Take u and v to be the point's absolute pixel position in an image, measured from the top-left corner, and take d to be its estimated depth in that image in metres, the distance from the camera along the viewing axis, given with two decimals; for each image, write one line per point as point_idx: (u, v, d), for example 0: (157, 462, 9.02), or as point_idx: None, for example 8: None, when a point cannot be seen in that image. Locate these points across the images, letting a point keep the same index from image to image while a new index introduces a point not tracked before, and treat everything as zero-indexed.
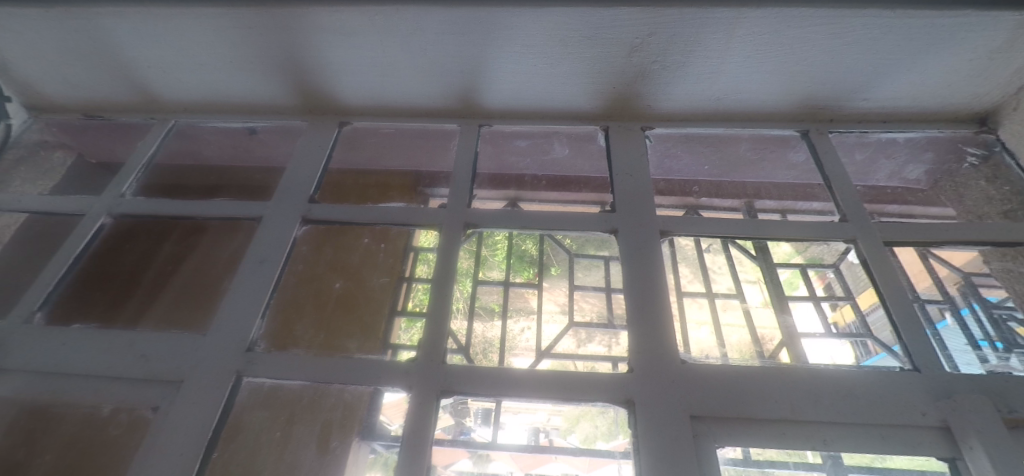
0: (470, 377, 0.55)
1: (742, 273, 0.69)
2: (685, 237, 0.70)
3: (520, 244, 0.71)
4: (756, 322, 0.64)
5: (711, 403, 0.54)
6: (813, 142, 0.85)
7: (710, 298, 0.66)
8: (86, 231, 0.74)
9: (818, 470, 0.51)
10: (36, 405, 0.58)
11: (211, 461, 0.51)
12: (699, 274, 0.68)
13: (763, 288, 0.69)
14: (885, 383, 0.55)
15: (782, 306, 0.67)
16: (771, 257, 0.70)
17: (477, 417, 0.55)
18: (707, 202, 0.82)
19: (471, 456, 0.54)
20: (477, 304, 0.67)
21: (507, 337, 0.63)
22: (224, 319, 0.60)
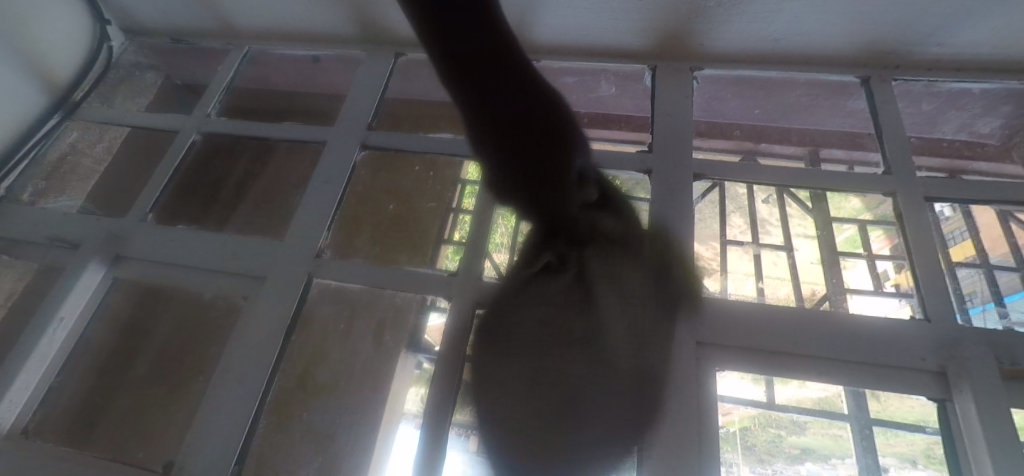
0: (511, 297, 0.63)
1: (800, 226, 0.69)
2: (741, 184, 0.72)
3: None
4: (804, 276, 0.65)
5: (718, 332, 0.59)
6: (873, 89, 0.82)
7: (756, 250, 0.68)
8: (181, 146, 0.85)
9: (842, 420, 0.55)
10: (153, 287, 0.71)
11: (289, 343, 0.62)
12: (752, 225, 0.70)
13: (821, 244, 0.68)
14: (890, 327, 0.58)
15: (835, 265, 0.66)
16: (827, 210, 0.70)
17: None
18: (767, 148, 0.80)
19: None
20: (523, 240, 0.68)
21: (548, 274, 0.63)
22: (296, 229, 0.71)
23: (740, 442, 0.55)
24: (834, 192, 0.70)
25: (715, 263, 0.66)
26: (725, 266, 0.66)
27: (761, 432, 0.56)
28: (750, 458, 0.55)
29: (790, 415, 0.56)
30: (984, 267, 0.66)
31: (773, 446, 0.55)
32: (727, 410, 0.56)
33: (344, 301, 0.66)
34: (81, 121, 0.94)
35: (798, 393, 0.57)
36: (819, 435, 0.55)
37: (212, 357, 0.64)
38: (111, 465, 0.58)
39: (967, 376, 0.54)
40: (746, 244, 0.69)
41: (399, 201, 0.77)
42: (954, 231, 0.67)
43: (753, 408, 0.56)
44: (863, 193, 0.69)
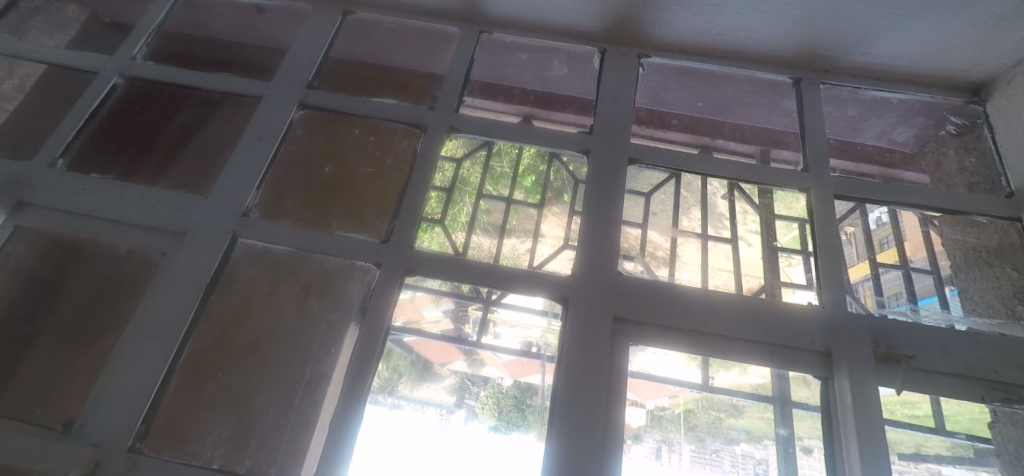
0: (469, 273, 0.64)
1: (745, 222, 0.74)
2: (694, 175, 0.75)
3: (537, 166, 0.75)
4: (744, 269, 0.70)
5: (633, 308, 0.63)
6: (802, 91, 0.86)
7: (702, 240, 0.72)
8: (100, 89, 0.79)
9: (769, 402, 0.60)
10: (60, 238, 0.67)
11: (207, 303, 0.62)
12: (704, 216, 0.74)
13: (759, 232, 0.73)
14: (786, 310, 0.63)
15: (770, 261, 0.70)
16: (772, 207, 0.74)
17: (475, 326, 0.62)
18: (722, 145, 0.86)
19: (467, 360, 0.62)
20: (486, 218, 0.71)
21: (500, 249, 0.68)
22: (223, 186, 0.68)
23: (684, 425, 0.60)
24: (782, 191, 0.74)
25: (664, 254, 0.70)
26: (674, 253, 0.70)
27: (703, 413, 0.60)
28: (692, 439, 0.59)
29: (731, 399, 0.61)
30: (905, 269, 0.75)
31: (712, 427, 0.60)
32: (675, 394, 0.60)
33: (270, 264, 0.65)
34: None
35: (739, 378, 0.62)
36: (755, 418, 0.60)
37: (124, 314, 0.61)
38: (5, 422, 0.55)
39: (846, 357, 0.60)
40: (696, 234, 0.73)
41: (335, 163, 0.73)
42: (883, 240, 0.74)
43: (699, 393, 0.61)
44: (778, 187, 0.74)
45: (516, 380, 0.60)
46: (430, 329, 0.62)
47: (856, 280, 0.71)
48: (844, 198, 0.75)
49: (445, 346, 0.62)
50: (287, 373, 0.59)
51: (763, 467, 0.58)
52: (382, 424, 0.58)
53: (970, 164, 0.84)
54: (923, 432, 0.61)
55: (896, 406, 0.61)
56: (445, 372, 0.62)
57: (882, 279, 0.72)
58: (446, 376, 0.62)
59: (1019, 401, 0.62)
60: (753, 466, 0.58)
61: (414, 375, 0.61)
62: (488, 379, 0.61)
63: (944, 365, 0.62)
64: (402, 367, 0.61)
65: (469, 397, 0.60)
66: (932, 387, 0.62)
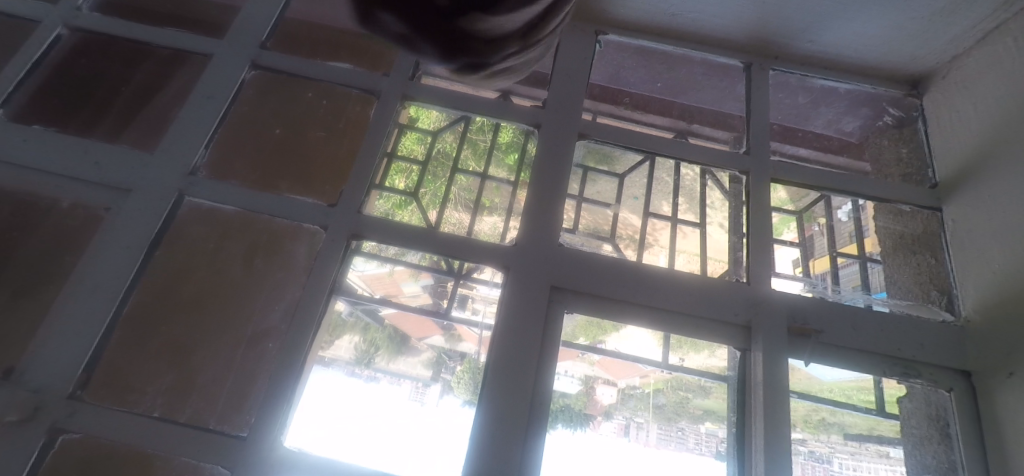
0: (445, 245, 0.66)
1: (711, 209, 0.76)
2: (666, 159, 0.78)
3: (521, 143, 0.76)
4: (711, 252, 0.72)
5: (569, 276, 0.66)
6: (751, 75, 0.90)
7: (675, 224, 0.74)
8: (43, 38, 0.77)
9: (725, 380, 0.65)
10: (1, 190, 0.66)
11: (151, 259, 0.63)
12: (676, 196, 0.76)
13: (730, 220, 0.75)
14: (713, 284, 0.68)
15: (736, 243, 0.73)
16: (740, 192, 0.77)
17: (454, 301, 0.64)
18: (698, 129, 0.86)
19: (444, 334, 0.63)
20: (453, 189, 0.72)
21: (476, 225, 0.69)
22: (171, 143, 0.68)
23: (652, 401, 0.63)
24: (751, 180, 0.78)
25: (639, 236, 0.73)
26: (647, 237, 0.73)
27: (671, 393, 0.64)
28: (659, 416, 0.62)
29: (698, 381, 0.64)
30: (863, 261, 0.78)
31: (679, 407, 0.63)
32: (645, 374, 0.64)
33: (217, 223, 0.65)
34: None
35: (707, 361, 0.66)
36: (720, 399, 0.64)
37: (66, 267, 0.61)
38: None
39: (763, 330, 0.65)
40: (669, 218, 0.75)
41: (286, 125, 0.73)
42: (849, 233, 0.79)
43: (667, 373, 0.64)
44: (725, 170, 0.78)
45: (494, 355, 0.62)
46: (408, 303, 0.64)
47: (819, 272, 0.75)
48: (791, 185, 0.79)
49: (423, 319, 0.64)
50: (229, 329, 0.60)
51: (724, 444, 0.62)
52: (331, 385, 0.60)
53: (906, 154, 0.89)
54: (873, 416, 0.67)
55: (853, 391, 0.67)
56: (422, 346, 0.63)
57: (841, 273, 0.76)
58: (423, 350, 0.63)
59: (917, 376, 0.68)
60: (716, 444, 0.62)
61: (392, 348, 0.63)
62: (464, 355, 0.62)
63: (851, 340, 0.68)
64: (378, 341, 0.63)
65: (445, 372, 0.61)
66: (845, 360, 0.68)
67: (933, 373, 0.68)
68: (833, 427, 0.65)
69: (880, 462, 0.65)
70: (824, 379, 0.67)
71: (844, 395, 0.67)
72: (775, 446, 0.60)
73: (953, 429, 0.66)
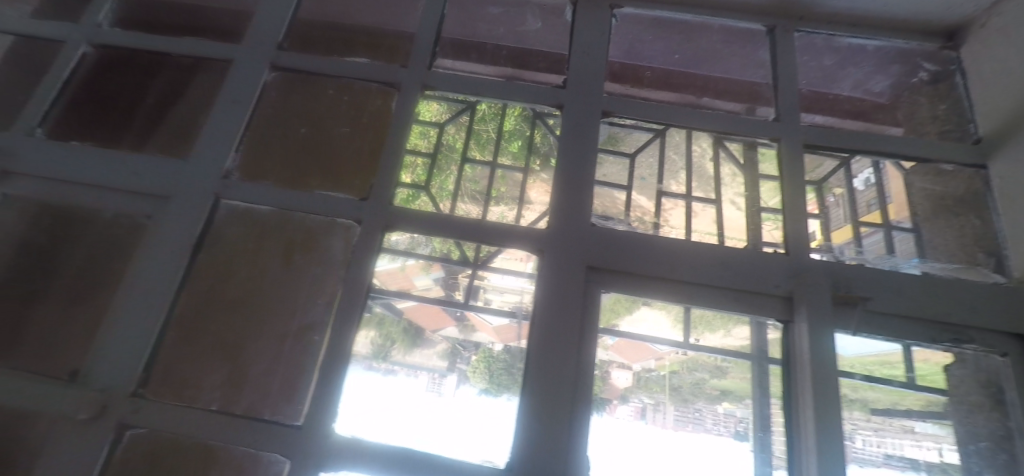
0: (458, 228, 0.67)
1: (725, 182, 0.75)
2: (691, 132, 0.77)
3: (525, 130, 0.75)
4: (727, 228, 0.71)
5: (604, 255, 0.66)
6: (776, 40, 0.87)
7: (688, 202, 0.73)
8: (71, 56, 0.79)
9: (747, 358, 0.64)
10: (47, 203, 0.69)
11: (196, 261, 0.64)
12: (686, 175, 0.75)
13: (743, 197, 0.73)
14: (749, 257, 0.67)
15: (753, 218, 0.72)
16: (756, 169, 0.75)
17: (465, 292, 0.65)
18: (707, 102, 0.83)
19: (458, 325, 0.64)
20: (466, 180, 0.72)
21: (485, 217, 0.69)
22: (203, 149, 0.69)
23: (668, 385, 0.64)
24: (764, 149, 0.76)
25: (650, 217, 0.72)
26: (660, 218, 0.72)
27: (686, 375, 0.64)
28: (675, 398, 0.63)
29: (715, 361, 0.65)
30: (887, 230, 0.74)
31: (695, 388, 0.64)
32: (660, 356, 0.65)
33: (254, 224, 0.67)
34: None
35: (723, 341, 0.65)
36: (737, 379, 0.64)
37: (116, 273, 0.64)
38: (14, 373, 0.59)
39: (807, 300, 0.64)
40: (682, 196, 0.73)
41: (312, 124, 0.74)
42: (868, 201, 0.75)
43: (683, 354, 0.65)
44: (738, 139, 0.76)
45: (507, 345, 0.62)
46: (422, 296, 0.65)
47: (841, 241, 0.72)
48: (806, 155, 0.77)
49: (436, 311, 0.64)
50: (275, 325, 0.62)
51: (743, 424, 0.62)
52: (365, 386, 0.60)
53: (942, 110, 0.85)
54: (898, 389, 0.65)
55: (875, 365, 0.66)
56: (437, 338, 0.64)
57: (864, 242, 0.72)
58: (438, 341, 0.63)
59: (968, 342, 0.66)
60: (734, 424, 0.62)
61: (406, 341, 0.63)
62: (479, 344, 0.63)
63: (898, 305, 0.66)
64: (394, 335, 0.63)
65: (461, 362, 0.62)
66: (885, 329, 0.66)
67: (987, 338, 0.66)
68: (855, 403, 0.64)
69: (905, 438, 0.63)
70: (847, 354, 0.66)
71: (865, 369, 0.66)
72: (827, 422, 0.58)
73: (1009, 396, 0.65)
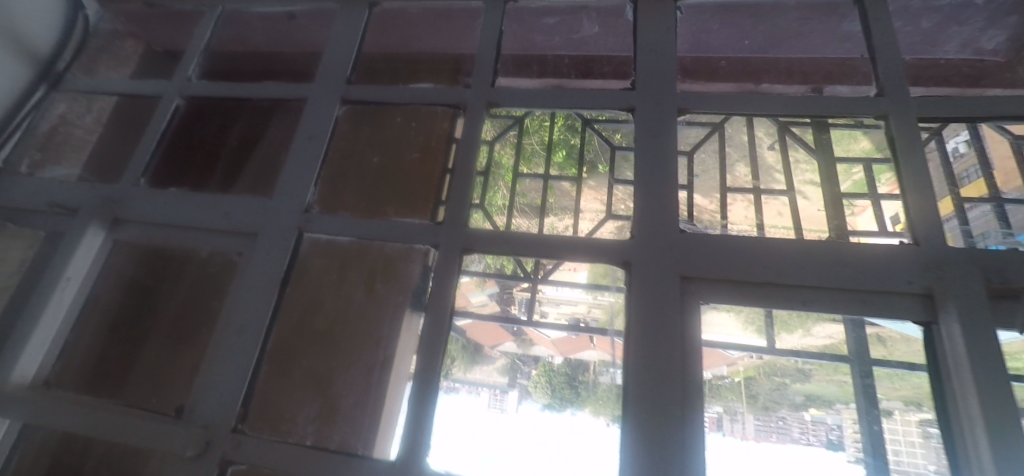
0: (514, 244, 0.64)
1: (801, 172, 0.70)
2: (778, 123, 0.71)
3: (569, 138, 0.75)
4: (806, 223, 0.65)
5: (697, 262, 0.60)
6: (866, 8, 0.77)
7: (756, 195, 0.69)
8: (166, 110, 0.85)
9: (843, 361, 0.58)
10: (153, 248, 0.73)
11: (284, 296, 0.65)
12: (750, 170, 0.71)
13: (823, 196, 0.67)
14: (871, 251, 0.59)
15: (834, 205, 0.66)
16: (830, 152, 0.69)
17: (521, 306, 0.66)
18: (768, 87, 0.84)
19: (515, 340, 0.65)
20: (523, 199, 0.72)
21: (545, 226, 0.69)
22: (285, 186, 0.71)
23: (745, 392, 0.58)
24: (839, 130, 0.69)
25: (717, 212, 0.67)
26: (725, 214, 0.67)
27: (763, 380, 0.59)
28: (754, 406, 0.57)
29: (795, 364, 0.59)
30: (995, 203, 0.65)
31: (776, 394, 0.59)
32: (732, 362, 0.58)
33: (336, 254, 0.68)
34: (66, 94, 0.94)
35: (803, 342, 0.59)
36: (822, 382, 0.59)
37: (215, 311, 0.67)
38: (131, 411, 0.62)
39: (954, 298, 0.55)
40: (748, 189, 0.70)
41: (383, 152, 0.75)
42: (968, 171, 0.66)
43: (757, 359, 0.59)
44: (807, 122, 0.70)
45: (566, 357, 0.62)
46: (478, 312, 0.64)
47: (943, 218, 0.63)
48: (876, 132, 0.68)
49: (494, 327, 0.65)
50: (361, 356, 0.62)
51: (836, 433, 0.56)
52: (455, 408, 0.59)
53: None
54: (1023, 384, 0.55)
55: None
56: (496, 353, 0.64)
57: (969, 216, 0.64)
58: (497, 357, 0.64)
59: None
60: (825, 433, 0.56)
61: (466, 359, 0.62)
62: (538, 358, 0.64)
63: None
64: (454, 353, 0.61)
65: (521, 376, 0.62)
66: None
67: None
68: None
69: None
70: None
71: None
72: (1001, 428, 0.49)
73: None
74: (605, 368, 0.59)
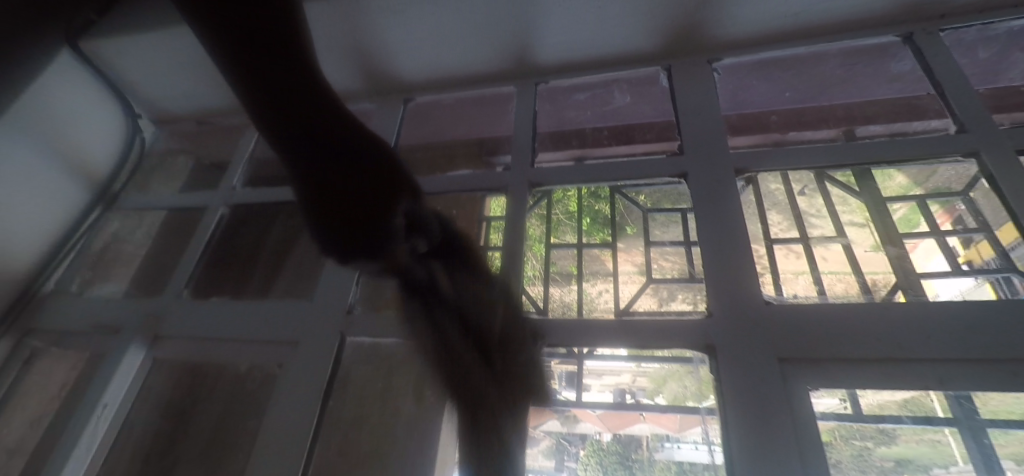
0: (559, 330, 0.59)
1: (846, 214, 0.62)
2: (843, 171, 0.64)
3: (594, 205, 0.70)
4: (864, 265, 0.57)
5: (797, 342, 0.52)
6: (920, 46, 0.72)
7: (807, 244, 0.61)
8: (210, 221, 0.86)
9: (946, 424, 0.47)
10: (194, 362, 0.71)
11: (327, 407, 0.60)
12: (792, 220, 0.63)
13: (876, 230, 0.60)
14: (1012, 317, 0.49)
15: (893, 241, 0.59)
16: (878, 191, 0.62)
17: (562, 380, 0.57)
18: (795, 135, 0.70)
19: (561, 418, 0.56)
20: (553, 270, 0.67)
21: (584, 298, 0.63)
22: (325, 287, 0.68)
23: (821, 461, 0.47)
24: (878, 168, 0.63)
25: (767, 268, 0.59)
26: (777, 274, 0.58)
27: (843, 446, 0.48)
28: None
29: (878, 423, 0.48)
30: None
31: (860, 462, 0.47)
32: (798, 423, 0.49)
33: (381, 358, 0.64)
34: (121, 212, 0.99)
35: (879, 397, 0.49)
36: (913, 443, 0.47)
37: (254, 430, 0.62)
38: None
39: None
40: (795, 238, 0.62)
41: None
42: None
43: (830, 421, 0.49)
44: (847, 166, 0.64)
45: (616, 434, 0.54)
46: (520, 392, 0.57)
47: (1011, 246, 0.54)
48: (909, 167, 0.62)
49: (534, 407, 0.56)
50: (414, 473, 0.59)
51: None
52: None
53: None
54: None
55: None
56: (540, 435, 0.55)
57: None
58: (541, 438, 0.55)
59: None
60: None
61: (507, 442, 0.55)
62: (586, 436, 0.54)
63: None
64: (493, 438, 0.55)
65: (569, 459, 0.53)
66: None
67: None
68: None
69: None
70: None
71: None
72: None
73: None
74: (659, 443, 0.52)
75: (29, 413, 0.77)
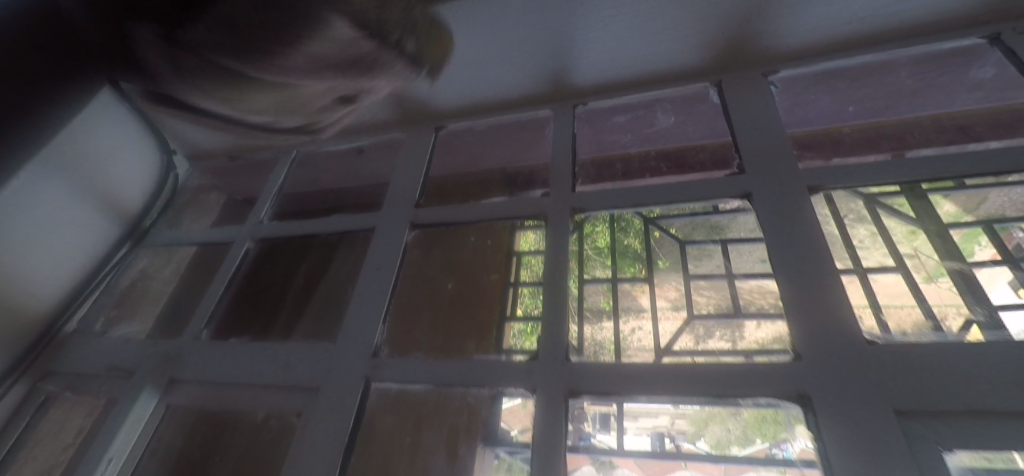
0: (613, 376, 0.50)
1: (899, 245, 0.54)
2: (895, 194, 0.56)
3: (625, 238, 0.65)
4: (933, 299, 0.48)
5: (918, 391, 0.43)
6: (1011, 46, 0.63)
7: (863, 274, 0.52)
8: (235, 256, 0.82)
9: None
10: (210, 410, 0.65)
11: (349, 465, 0.53)
12: (844, 248, 0.54)
13: (935, 256, 0.52)
14: None
15: (959, 272, 0.50)
16: (934, 217, 0.54)
17: (596, 422, 0.49)
18: (851, 159, 0.60)
19: (594, 463, 0.47)
20: (584, 306, 0.60)
21: (621, 339, 0.55)
22: (350, 328, 0.62)
23: None
24: (930, 192, 0.55)
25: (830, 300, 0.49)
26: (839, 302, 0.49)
27: None
28: None
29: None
30: None
31: None
32: None
33: (410, 407, 0.57)
34: (151, 248, 0.98)
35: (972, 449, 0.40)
36: None
37: None
38: None
39: None
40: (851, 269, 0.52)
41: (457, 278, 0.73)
42: None
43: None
44: (897, 189, 0.56)
45: None
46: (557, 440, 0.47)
47: None
48: (956, 193, 0.55)
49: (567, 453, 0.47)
50: None
51: None
52: None
53: None
54: None
55: None
56: None
57: None
58: None
59: None
60: None
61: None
62: None
63: None
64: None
65: None
66: None
67: None
68: None
69: None
70: None
71: None
72: None
73: None
74: None
75: (40, 463, 0.73)
